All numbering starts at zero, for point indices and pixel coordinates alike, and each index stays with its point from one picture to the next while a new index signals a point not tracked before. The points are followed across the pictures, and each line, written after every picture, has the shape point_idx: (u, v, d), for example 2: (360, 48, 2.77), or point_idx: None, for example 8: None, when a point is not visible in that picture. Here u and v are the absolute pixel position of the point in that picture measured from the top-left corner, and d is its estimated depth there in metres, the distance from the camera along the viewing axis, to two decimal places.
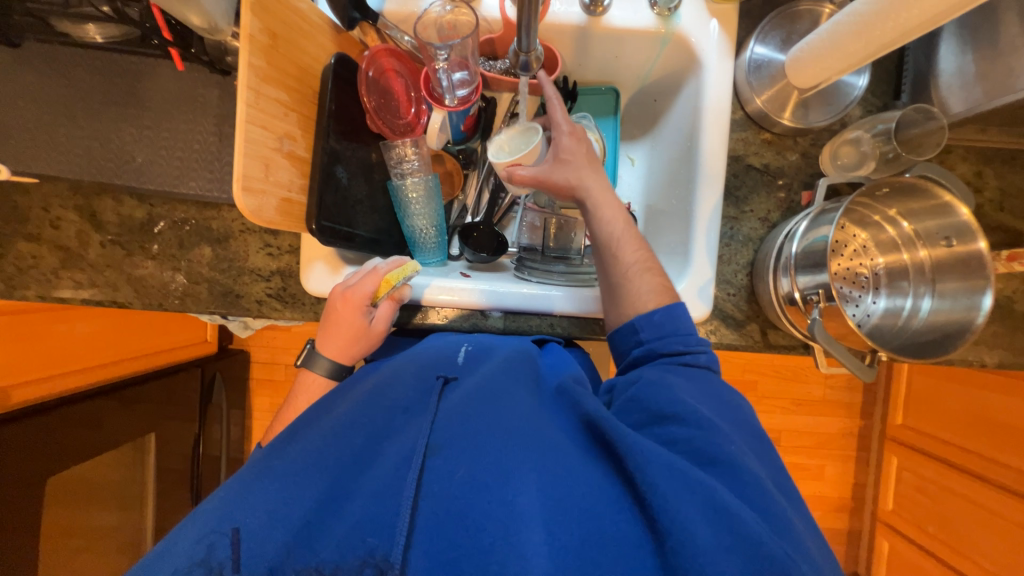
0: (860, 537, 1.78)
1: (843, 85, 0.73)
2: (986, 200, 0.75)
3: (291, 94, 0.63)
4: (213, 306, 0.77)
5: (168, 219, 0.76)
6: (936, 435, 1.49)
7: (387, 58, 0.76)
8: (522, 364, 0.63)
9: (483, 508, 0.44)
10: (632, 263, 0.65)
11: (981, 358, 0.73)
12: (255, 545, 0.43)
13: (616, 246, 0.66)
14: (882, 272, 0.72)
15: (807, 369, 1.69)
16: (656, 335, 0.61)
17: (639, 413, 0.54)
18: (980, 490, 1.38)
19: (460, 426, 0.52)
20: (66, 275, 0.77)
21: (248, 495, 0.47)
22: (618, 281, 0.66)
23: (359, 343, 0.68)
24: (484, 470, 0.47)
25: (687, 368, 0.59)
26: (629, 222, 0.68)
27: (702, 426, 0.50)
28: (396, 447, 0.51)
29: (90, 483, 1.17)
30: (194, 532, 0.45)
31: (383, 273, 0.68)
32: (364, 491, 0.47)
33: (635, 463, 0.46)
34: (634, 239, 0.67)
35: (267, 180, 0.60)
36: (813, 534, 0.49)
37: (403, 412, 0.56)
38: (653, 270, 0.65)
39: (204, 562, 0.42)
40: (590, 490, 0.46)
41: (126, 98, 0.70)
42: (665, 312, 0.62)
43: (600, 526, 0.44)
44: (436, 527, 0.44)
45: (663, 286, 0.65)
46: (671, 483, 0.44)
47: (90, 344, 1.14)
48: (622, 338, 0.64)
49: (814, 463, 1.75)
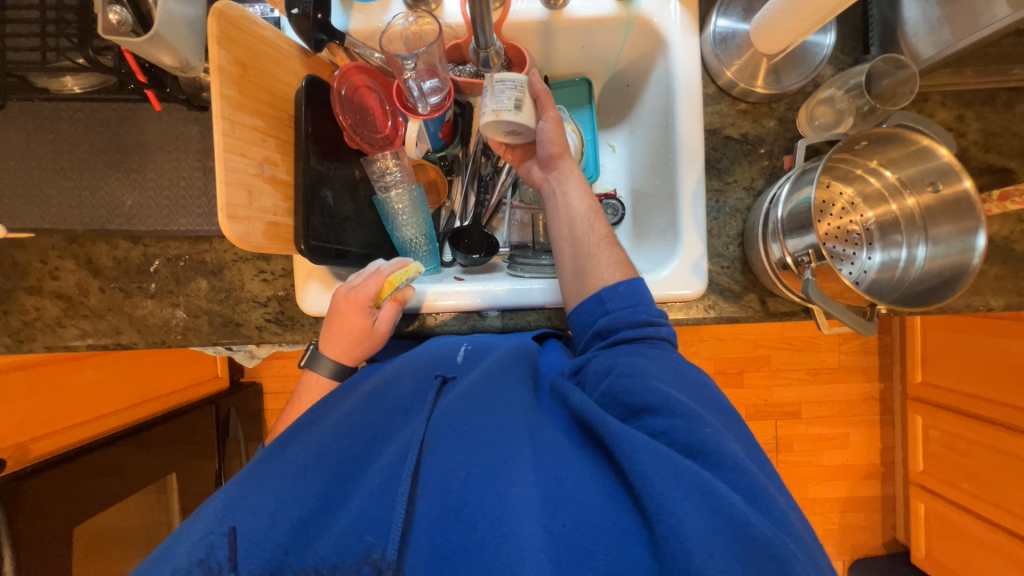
0: (895, 503, 1.74)
1: (810, 45, 0.73)
2: (970, 142, 0.74)
3: (267, 120, 0.64)
4: (215, 337, 0.78)
5: (163, 257, 0.78)
6: (958, 388, 1.47)
7: (358, 75, 0.77)
8: (519, 358, 0.63)
9: (478, 502, 0.45)
10: (601, 238, 0.68)
11: (987, 302, 0.72)
12: (254, 545, 0.43)
13: (587, 218, 0.69)
14: (873, 227, 0.71)
15: (818, 337, 1.67)
16: (622, 306, 0.62)
17: (617, 407, 0.53)
18: (1013, 441, 1.34)
19: (456, 422, 0.52)
20: (70, 323, 0.78)
21: (247, 497, 0.47)
22: (587, 255, 0.67)
23: (361, 345, 0.69)
24: (478, 465, 0.47)
25: (657, 351, 0.59)
26: (594, 202, 0.71)
27: (679, 415, 0.49)
28: (395, 445, 0.52)
29: (115, 529, 1.18)
30: (197, 531, 0.45)
31: (387, 273, 0.69)
32: (361, 490, 0.48)
33: (624, 453, 0.46)
34: (601, 217, 0.70)
35: (251, 207, 0.60)
36: (786, 497, 0.49)
37: (402, 413, 0.57)
38: (617, 248, 0.68)
39: (203, 562, 0.42)
40: (585, 481, 0.47)
41: (110, 144, 0.72)
42: (629, 283, 0.63)
43: (593, 518, 0.43)
44: (432, 523, 0.44)
45: (625, 261, 0.67)
46: (659, 471, 0.43)
47: (103, 391, 1.16)
48: (587, 312, 0.65)
49: (838, 432, 1.72)
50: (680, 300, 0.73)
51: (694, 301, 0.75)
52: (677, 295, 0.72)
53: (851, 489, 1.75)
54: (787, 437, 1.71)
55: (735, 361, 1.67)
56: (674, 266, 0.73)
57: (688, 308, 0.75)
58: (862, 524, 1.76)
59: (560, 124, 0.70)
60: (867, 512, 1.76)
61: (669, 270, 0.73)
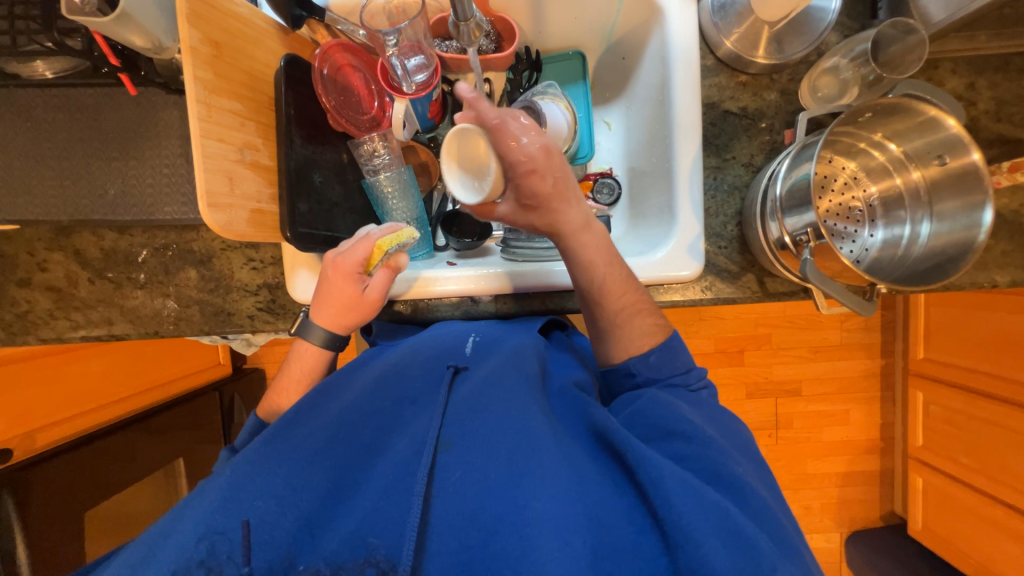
0: (894, 477, 1.76)
1: (814, 11, 0.68)
2: (981, 112, 0.71)
3: (246, 103, 0.62)
4: (207, 326, 0.78)
5: (151, 247, 0.76)
6: (959, 364, 1.46)
7: (341, 53, 0.74)
8: (529, 354, 0.61)
9: (497, 507, 0.43)
10: (622, 308, 0.61)
11: (992, 279, 0.70)
12: (264, 532, 0.43)
13: (603, 296, 0.61)
14: (876, 203, 0.69)
15: (820, 315, 1.66)
16: (655, 377, 0.59)
17: (646, 427, 0.53)
18: (1013, 416, 1.34)
19: (473, 419, 0.50)
20: (62, 315, 0.78)
21: (255, 478, 0.46)
22: (610, 323, 0.61)
23: (351, 313, 0.66)
24: (495, 467, 0.46)
25: (690, 395, 0.59)
26: (614, 262, 0.61)
27: (708, 447, 0.49)
28: (407, 440, 0.50)
29: (126, 513, 1.22)
30: (199, 513, 0.44)
31: (377, 239, 0.66)
32: (372, 486, 0.47)
33: (650, 476, 0.45)
34: (627, 282, 0.61)
35: (233, 194, 0.59)
36: (789, 518, 0.50)
37: (411, 402, 0.55)
38: (647, 312, 0.62)
39: (204, 562, 0.41)
40: (608, 500, 0.45)
41: (88, 132, 0.70)
42: (660, 354, 0.60)
43: (613, 537, 0.43)
44: (449, 527, 0.43)
45: (654, 328, 0.61)
46: (685, 501, 0.43)
47: (106, 381, 1.17)
48: (618, 381, 0.62)
49: (839, 409, 1.72)
50: (676, 282, 0.72)
51: (691, 282, 0.74)
52: (672, 277, 0.71)
53: (851, 464, 1.76)
54: (787, 414, 1.72)
55: (735, 340, 1.66)
56: (669, 248, 0.72)
57: (685, 290, 0.74)
58: (860, 498, 1.79)
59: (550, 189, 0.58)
60: (865, 486, 1.78)
61: (665, 250, 0.72)
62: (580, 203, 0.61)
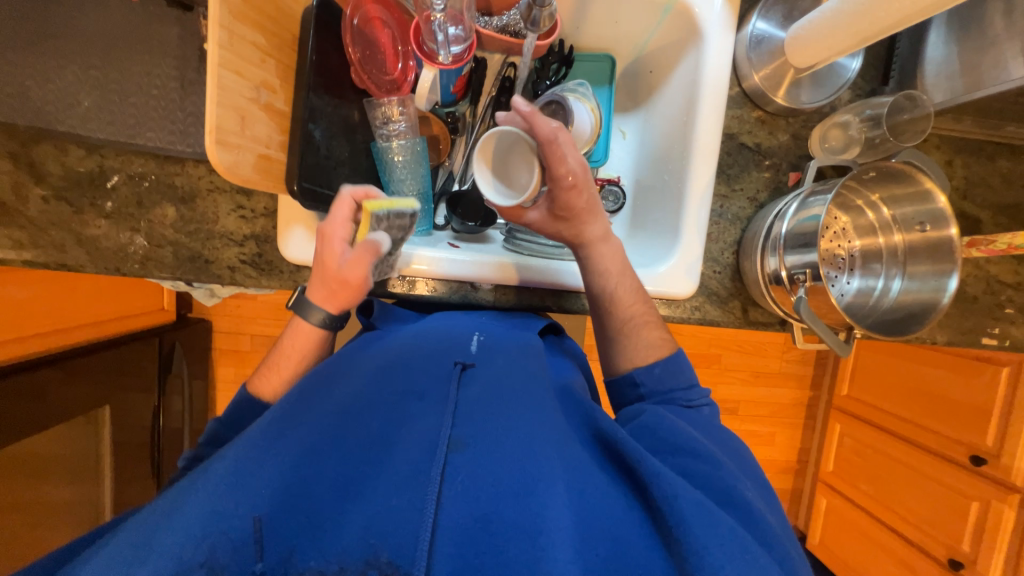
0: (802, 496, 1.95)
1: (837, 67, 0.73)
2: (952, 188, 0.79)
3: (268, 37, 0.57)
4: (179, 271, 0.71)
5: (123, 173, 0.68)
6: (876, 404, 1.65)
7: (373, 5, 0.69)
8: (534, 356, 0.61)
9: (514, 515, 0.42)
10: (630, 318, 0.65)
11: (935, 337, 0.79)
12: (265, 529, 0.40)
13: (615, 304, 0.65)
14: (857, 254, 0.75)
15: (766, 344, 1.79)
16: (657, 391, 0.61)
17: (654, 441, 0.53)
18: (913, 454, 1.53)
19: (486, 420, 0.49)
20: (2, 233, 0.68)
21: (257, 467, 0.43)
22: (615, 334, 0.65)
23: (342, 287, 0.56)
24: (510, 475, 0.44)
25: (695, 414, 0.59)
26: (625, 275, 0.66)
27: (711, 465, 0.50)
28: (415, 433, 0.48)
29: (42, 454, 1.11)
30: (197, 503, 0.41)
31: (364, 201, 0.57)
32: (379, 482, 0.44)
33: (664, 493, 0.45)
34: (636, 295, 0.66)
35: (243, 134, 0.54)
36: (788, 535, 0.51)
37: (419, 397, 0.52)
38: (654, 323, 0.65)
39: (206, 563, 0.37)
40: (620, 513, 0.45)
41: (67, 30, 0.61)
42: (664, 365, 0.62)
43: (629, 553, 0.42)
44: (462, 533, 0.41)
45: (660, 340, 0.64)
46: (700, 521, 0.43)
47: (31, 309, 1.05)
48: (623, 392, 0.64)
49: (766, 430, 1.88)
50: (669, 298, 0.75)
51: (681, 301, 0.77)
52: (668, 293, 0.74)
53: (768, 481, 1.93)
54: None
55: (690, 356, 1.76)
56: (670, 265, 0.74)
57: (675, 307, 0.77)
58: None
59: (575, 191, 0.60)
60: None
61: (666, 266, 0.74)
62: (601, 215, 0.65)
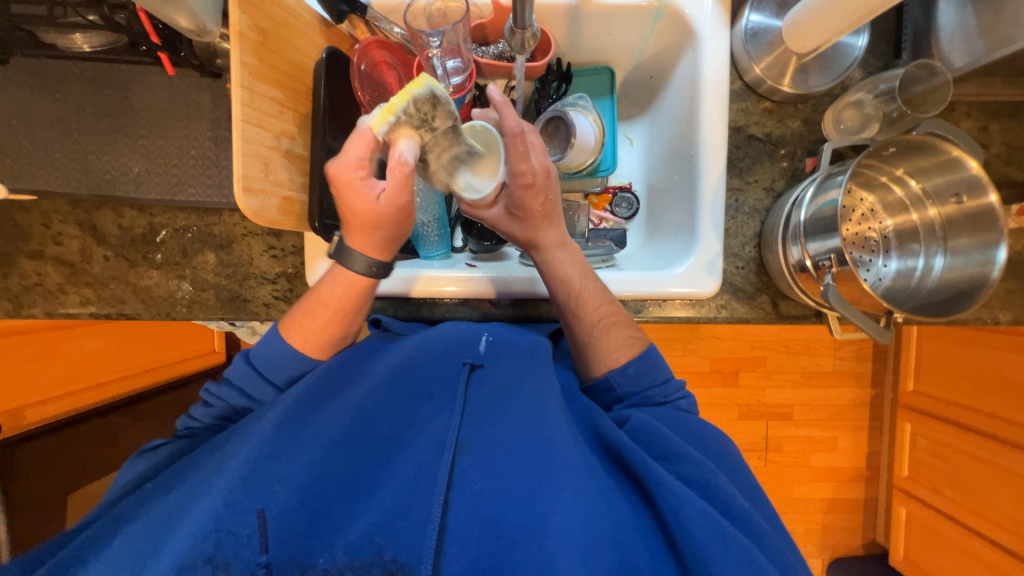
0: (878, 506, 1.77)
1: (842, 47, 0.72)
2: (992, 155, 0.74)
3: (285, 91, 0.62)
4: (221, 311, 0.77)
5: (170, 227, 0.76)
6: (949, 399, 1.51)
7: (377, 50, 0.73)
8: (541, 354, 0.62)
9: (514, 519, 0.45)
10: (598, 321, 0.63)
11: (995, 316, 0.73)
12: (279, 527, 0.44)
13: (582, 307, 0.63)
14: (892, 235, 0.72)
15: (815, 342, 1.68)
16: (633, 391, 0.61)
17: (649, 445, 0.52)
18: (1003, 453, 1.38)
19: (492, 426, 0.52)
20: (72, 290, 0.76)
21: (274, 464, 0.48)
22: (585, 339, 0.64)
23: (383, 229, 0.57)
24: (517, 477, 0.47)
25: (689, 419, 0.58)
26: (586, 272, 0.65)
27: (708, 474, 0.50)
28: (423, 439, 0.52)
29: None
30: (215, 496, 0.46)
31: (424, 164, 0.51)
32: (389, 485, 0.49)
33: (670, 504, 0.46)
34: (600, 295, 0.64)
35: (267, 180, 0.59)
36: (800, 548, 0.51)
37: (426, 399, 0.56)
38: (623, 324, 0.63)
39: (210, 560, 0.42)
40: (620, 519, 0.46)
41: (118, 108, 0.69)
42: (637, 364, 0.61)
43: (630, 560, 0.43)
44: (466, 533, 0.45)
45: (631, 339, 0.63)
46: (707, 534, 0.43)
47: (97, 362, 1.16)
48: (600, 395, 0.64)
49: (827, 435, 1.73)
50: (692, 298, 0.73)
51: (707, 300, 0.75)
52: (691, 292, 0.72)
53: (836, 490, 1.76)
54: (778, 437, 1.72)
55: (732, 360, 1.67)
56: (689, 264, 0.73)
57: (701, 307, 0.75)
58: (845, 526, 1.79)
59: (533, 183, 0.60)
60: (850, 514, 1.78)
61: (685, 266, 0.73)
62: (555, 222, 0.66)
